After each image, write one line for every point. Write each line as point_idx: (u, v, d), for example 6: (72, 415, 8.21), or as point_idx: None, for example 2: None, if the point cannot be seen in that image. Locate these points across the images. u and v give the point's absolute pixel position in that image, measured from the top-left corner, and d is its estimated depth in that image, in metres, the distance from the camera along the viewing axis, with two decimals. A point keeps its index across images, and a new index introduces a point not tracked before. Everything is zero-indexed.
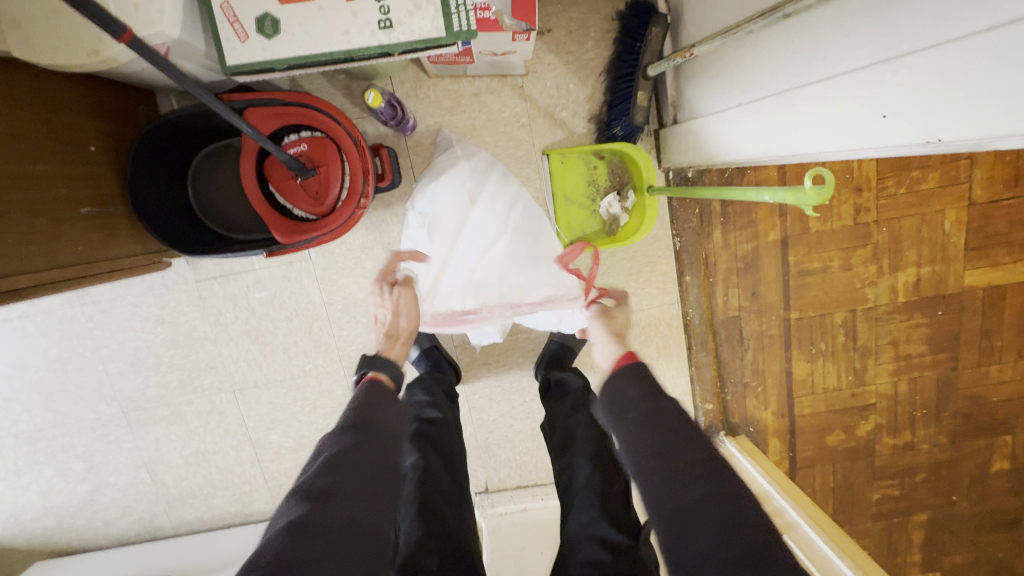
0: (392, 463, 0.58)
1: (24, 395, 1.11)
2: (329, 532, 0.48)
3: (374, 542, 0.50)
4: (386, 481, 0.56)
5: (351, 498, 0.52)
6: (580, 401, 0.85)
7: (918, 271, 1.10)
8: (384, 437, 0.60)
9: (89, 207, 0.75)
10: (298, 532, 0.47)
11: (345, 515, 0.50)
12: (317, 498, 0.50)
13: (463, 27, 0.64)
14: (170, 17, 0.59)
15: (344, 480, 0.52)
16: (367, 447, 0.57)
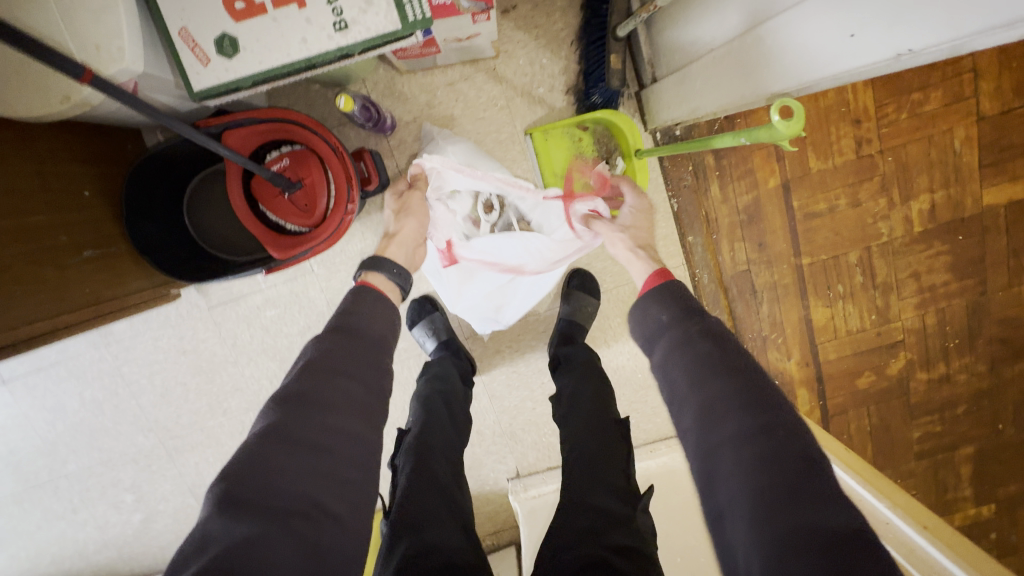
0: (371, 373, 0.62)
1: (68, 437, 1.16)
2: (310, 441, 0.53)
3: (352, 446, 0.56)
4: (369, 391, 0.60)
5: (327, 405, 0.56)
6: (587, 373, 0.86)
7: (932, 197, 1.05)
8: (366, 349, 0.63)
9: (90, 250, 0.77)
10: (278, 439, 0.52)
11: (326, 424, 0.55)
12: (297, 407, 0.54)
13: (418, 16, 0.63)
14: (132, 52, 0.60)
15: (319, 389, 0.56)
16: (347, 358, 0.61)
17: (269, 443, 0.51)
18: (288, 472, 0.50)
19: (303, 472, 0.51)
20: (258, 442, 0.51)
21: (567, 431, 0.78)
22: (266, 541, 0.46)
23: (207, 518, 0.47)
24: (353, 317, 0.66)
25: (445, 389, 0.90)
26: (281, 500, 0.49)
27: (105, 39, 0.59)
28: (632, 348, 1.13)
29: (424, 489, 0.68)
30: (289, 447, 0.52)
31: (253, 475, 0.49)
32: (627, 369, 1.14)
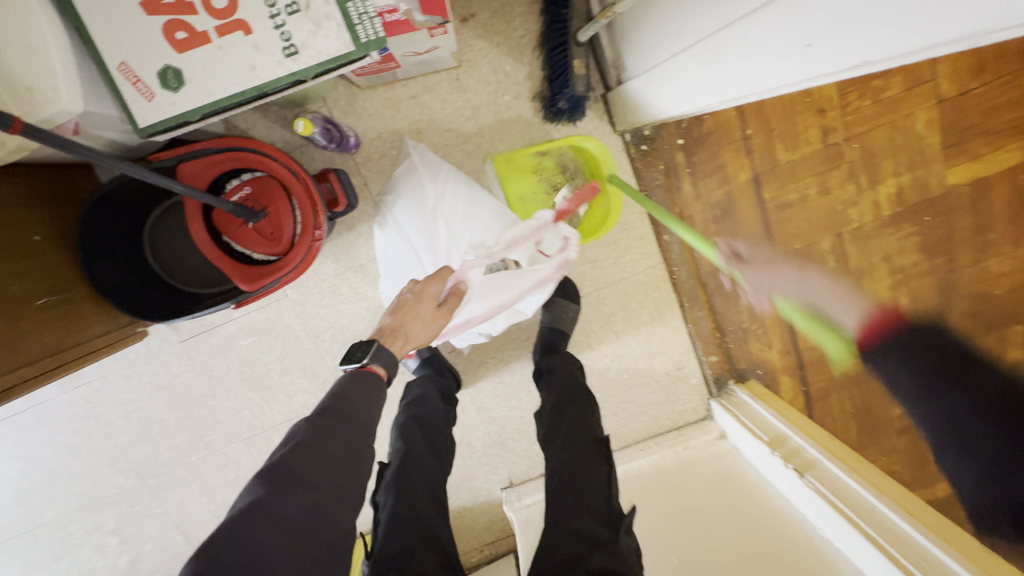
0: (358, 455, 0.61)
1: (44, 484, 1.12)
2: (288, 519, 0.51)
3: (331, 530, 0.54)
4: (352, 475, 0.59)
5: (310, 487, 0.54)
6: (564, 397, 0.85)
7: (898, 180, 1.07)
8: (354, 432, 0.62)
9: (47, 297, 0.74)
10: (259, 513, 0.50)
11: (307, 504, 0.53)
12: (279, 483, 0.53)
13: (370, 36, 0.61)
14: (68, 92, 0.57)
15: (307, 468, 0.55)
16: (334, 440, 0.60)
17: (251, 518, 0.50)
18: (265, 554, 0.48)
19: (278, 557, 0.48)
20: (240, 515, 0.50)
21: (551, 454, 0.79)
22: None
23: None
24: (342, 399, 0.65)
25: (423, 413, 0.89)
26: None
27: (38, 81, 0.56)
28: (616, 349, 1.13)
29: (404, 527, 0.69)
30: (268, 525, 0.50)
31: (229, 553, 0.47)
32: (613, 370, 1.14)
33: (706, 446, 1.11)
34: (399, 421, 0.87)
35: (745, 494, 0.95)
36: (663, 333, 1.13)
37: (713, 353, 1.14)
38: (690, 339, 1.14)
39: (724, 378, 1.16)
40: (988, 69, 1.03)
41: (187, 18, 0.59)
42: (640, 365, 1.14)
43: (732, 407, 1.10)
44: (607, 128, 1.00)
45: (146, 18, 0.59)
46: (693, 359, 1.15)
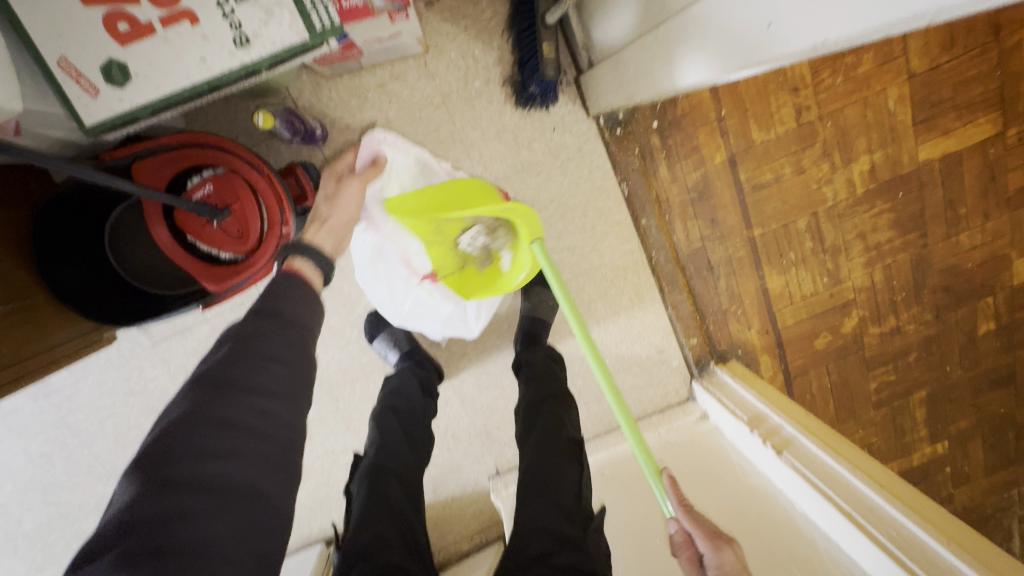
0: (298, 352, 0.60)
1: (20, 495, 1.10)
2: (235, 422, 0.50)
3: (283, 431, 0.54)
4: (295, 372, 0.58)
5: (253, 387, 0.53)
6: (537, 398, 0.85)
7: (871, 157, 1.07)
8: (290, 332, 0.60)
9: (2, 306, 0.71)
10: (203, 416, 0.49)
11: (253, 406, 0.52)
12: (219, 389, 0.51)
13: (326, 24, 0.59)
14: (6, 89, 0.54)
15: (248, 370, 0.54)
16: (273, 340, 0.58)
17: (194, 422, 0.48)
18: (216, 459, 0.48)
19: (232, 457, 0.48)
20: (180, 422, 0.48)
21: (523, 451, 0.79)
22: (198, 519, 0.44)
23: (133, 496, 0.44)
24: (274, 298, 0.63)
25: (401, 404, 0.90)
26: (210, 480, 0.46)
27: None
28: (597, 335, 1.13)
29: (376, 516, 0.70)
30: (217, 427, 0.49)
31: (178, 457, 0.46)
32: (595, 356, 1.14)
33: (689, 427, 1.12)
34: (375, 413, 0.88)
35: (725, 472, 0.97)
36: (643, 317, 1.13)
37: (693, 336, 1.15)
38: (670, 322, 1.15)
39: (704, 360, 1.17)
40: (959, 43, 1.03)
41: (129, 9, 0.56)
42: (622, 350, 1.15)
43: (713, 389, 1.11)
44: (580, 113, 0.99)
45: (84, 10, 0.56)
46: (673, 342, 1.16)
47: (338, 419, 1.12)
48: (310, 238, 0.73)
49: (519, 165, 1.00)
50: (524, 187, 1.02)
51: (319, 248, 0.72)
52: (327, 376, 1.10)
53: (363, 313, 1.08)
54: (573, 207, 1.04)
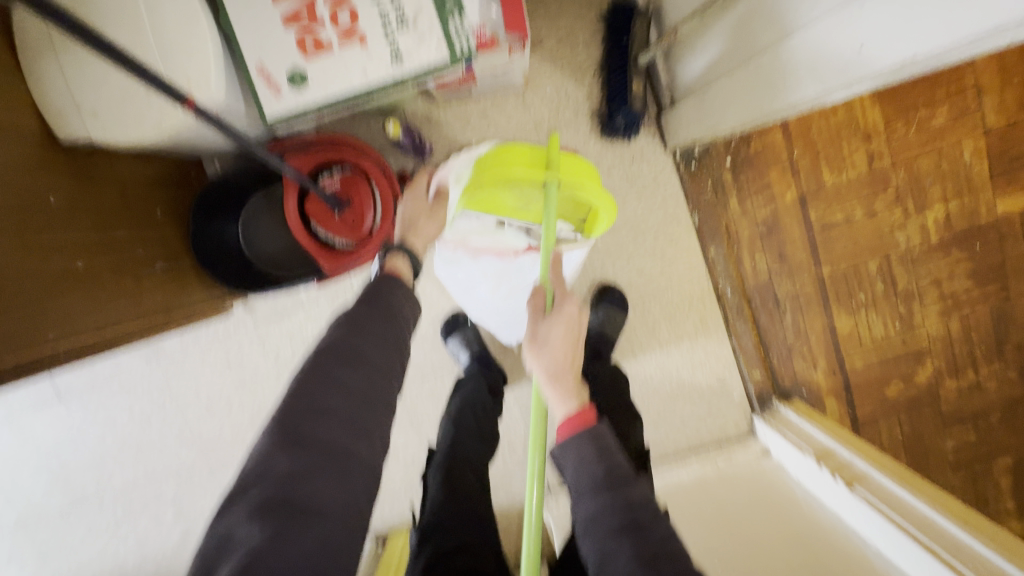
0: (391, 335, 0.65)
1: (116, 451, 1.21)
2: (346, 389, 0.56)
3: (379, 401, 0.59)
4: (389, 351, 0.63)
5: (360, 362, 0.59)
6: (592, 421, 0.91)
7: (946, 206, 1.09)
8: (385, 319, 0.66)
9: (161, 263, 0.84)
10: (316, 383, 0.55)
11: (355, 377, 0.57)
12: (332, 361, 0.57)
13: (464, 49, 0.72)
14: (217, 83, 0.69)
15: (355, 348, 0.59)
16: (373, 326, 0.63)
17: (316, 387, 0.54)
18: (325, 421, 0.53)
19: (342, 423, 0.54)
20: (301, 387, 0.54)
21: None
22: (322, 475, 0.50)
23: (270, 450, 0.50)
24: (372, 293, 0.69)
25: (473, 403, 0.95)
26: (323, 444, 0.52)
27: (196, 74, 0.68)
28: (659, 358, 1.16)
29: (452, 502, 0.75)
30: (329, 390, 0.55)
31: (298, 418, 0.52)
32: (655, 379, 1.16)
33: (749, 461, 1.11)
34: (448, 408, 0.95)
35: (791, 507, 0.96)
36: (706, 345, 1.15)
37: (756, 368, 1.15)
38: (734, 352, 1.16)
39: (767, 395, 1.16)
40: None
41: (316, 30, 0.71)
42: (683, 376, 1.16)
43: (776, 423, 1.10)
44: (658, 145, 1.08)
45: (283, 29, 0.71)
46: (736, 373, 1.16)
47: (404, 413, 1.19)
48: (408, 244, 0.83)
49: None
50: None
51: (412, 249, 0.82)
52: None
53: (440, 314, 1.16)
54: (645, 231, 1.11)
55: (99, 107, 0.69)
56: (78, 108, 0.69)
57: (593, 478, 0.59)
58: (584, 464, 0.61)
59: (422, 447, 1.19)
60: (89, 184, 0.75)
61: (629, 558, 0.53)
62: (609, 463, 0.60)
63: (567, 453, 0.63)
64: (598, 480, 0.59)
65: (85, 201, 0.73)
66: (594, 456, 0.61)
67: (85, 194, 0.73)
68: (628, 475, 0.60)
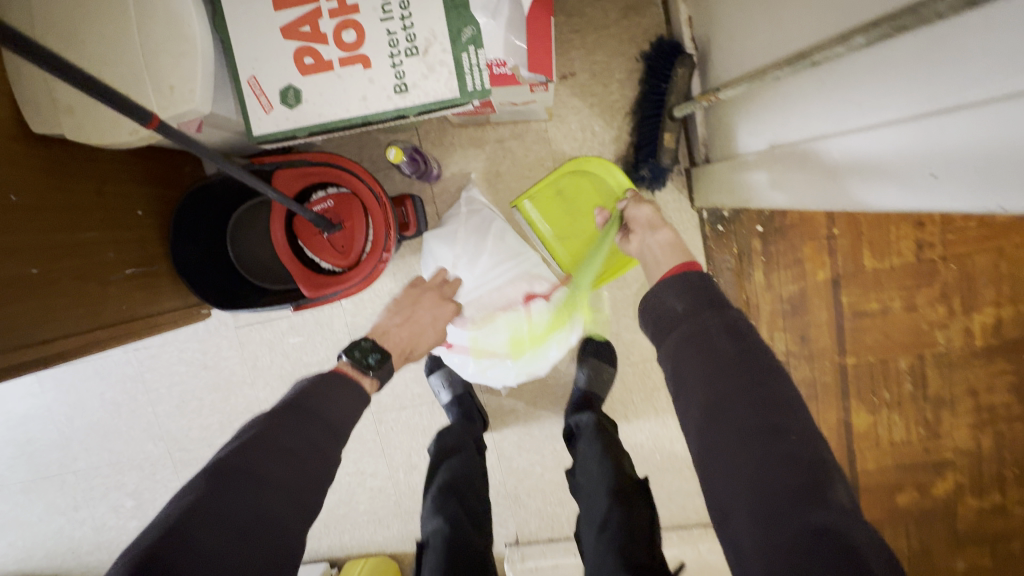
0: (317, 455, 0.56)
1: (83, 434, 1.18)
2: (232, 523, 0.48)
3: (278, 534, 0.50)
4: (307, 472, 0.55)
5: (260, 487, 0.51)
6: (591, 430, 0.88)
7: (997, 311, 0.98)
8: (316, 433, 0.58)
9: (133, 267, 0.80)
10: (198, 519, 0.47)
11: (249, 507, 0.50)
12: (224, 482, 0.50)
13: (477, 87, 0.64)
14: (202, 94, 0.63)
15: (260, 466, 0.52)
16: (295, 436, 0.56)
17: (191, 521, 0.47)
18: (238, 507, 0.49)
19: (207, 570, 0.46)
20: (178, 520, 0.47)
21: (581, 495, 0.81)
22: None
23: None
24: (309, 394, 0.60)
25: (456, 472, 0.89)
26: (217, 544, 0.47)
27: (179, 82, 0.62)
28: (653, 426, 1.08)
29: None
30: (208, 531, 0.47)
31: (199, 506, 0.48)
32: (645, 448, 1.08)
33: None
34: (431, 484, 0.88)
35: None
36: None
37: None
38: None
39: None
40: None
41: (318, 47, 0.64)
42: (676, 450, 1.08)
43: None
44: (684, 202, 0.99)
45: (282, 41, 0.64)
46: None
47: (377, 442, 1.13)
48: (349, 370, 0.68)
49: None
50: None
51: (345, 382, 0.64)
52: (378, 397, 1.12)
53: None
54: None
55: (74, 103, 0.64)
56: (53, 101, 0.64)
57: (691, 333, 0.56)
58: (671, 304, 0.60)
59: (390, 478, 1.14)
60: (63, 180, 0.70)
61: (729, 435, 0.50)
62: (693, 306, 0.58)
63: (668, 288, 0.61)
64: (706, 336, 0.54)
65: (56, 199, 0.68)
66: (694, 304, 0.58)
67: (56, 192, 0.69)
68: (750, 343, 0.53)
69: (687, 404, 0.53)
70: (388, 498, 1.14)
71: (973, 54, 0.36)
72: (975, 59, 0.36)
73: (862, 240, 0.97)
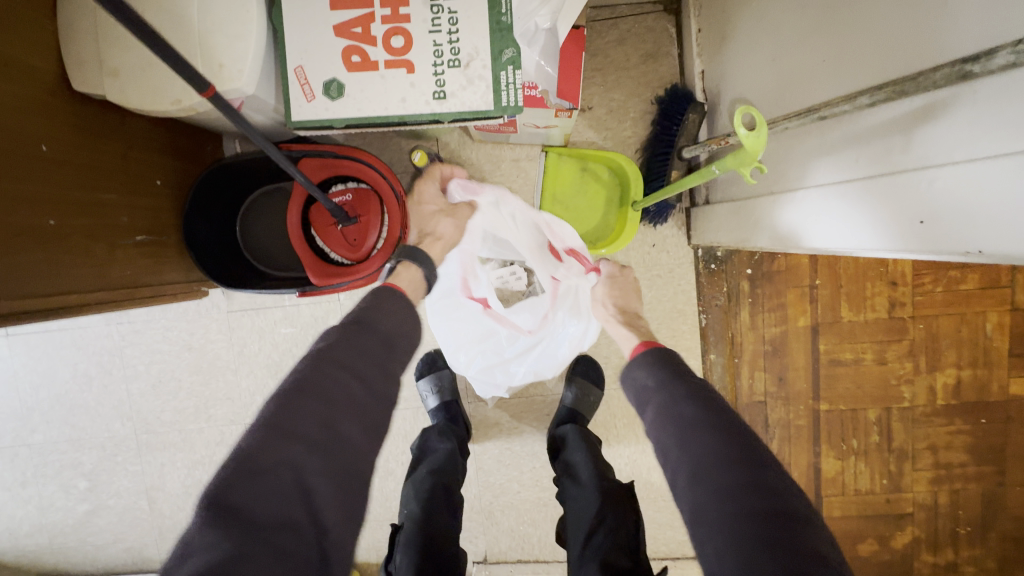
0: (378, 373, 0.62)
1: (46, 406, 1.13)
2: (309, 432, 0.53)
3: (346, 444, 0.55)
4: (369, 389, 0.59)
5: (328, 398, 0.55)
6: (581, 432, 0.97)
7: (958, 373, 1.05)
8: (371, 351, 0.62)
9: (143, 235, 0.79)
10: (280, 424, 0.52)
11: (324, 415, 0.54)
12: (295, 398, 0.54)
13: (511, 103, 0.69)
14: (249, 75, 0.66)
15: (328, 378, 0.57)
16: (355, 354, 0.60)
17: (271, 428, 0.51)
18: (342, 377, 0.58)
19: (291, 467, 0.50)
20: (260, 430, 0.51)
21: (569, 493, 0.88)
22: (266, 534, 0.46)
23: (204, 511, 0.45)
24: (365, 316, 0.66)
25: (441, 465, 0.91)
26: (278, 509, 0.48)
27: (230, 61, 0.65)
28: (632, 453, 1.10)
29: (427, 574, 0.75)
30: (291, 436, 0.51)
31: (245, 471, 0.48)
32: (623, 475, 1.10)
33: None
34: (413, 473, 0.90)
35: None
36: None
37: None
38: None
39: None
40: None
41: (366, 47, 0.68)
42: (652, 479, 1.09)
43: None
44: (682, 238, 1.05)
45: (333, 38, 0.68)
46: None
47: None
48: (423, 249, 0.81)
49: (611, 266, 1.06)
50: None
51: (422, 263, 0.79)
52: None
53: (419, 350, 1.10)
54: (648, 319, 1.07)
55: (121, 67, 0.65)
56: (101, 63, 0.65)
57: (664, 400, 0.62)
58: (644, 379, 0.67)
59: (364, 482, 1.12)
60: (92, 141, 0.71)
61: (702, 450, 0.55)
62: (662, 378, 0.65)
63: (635, 370, 0.69)
64: (676, 402, 0.60)
65: (81, 155, 0.69)
66: (663, 377, 0.64)
67: (82, 149, 0.69)
68: (708, 396, 0.60)
69: (668, 448, 0.58)
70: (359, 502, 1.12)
71: (962, 120, 0.42)
72: (965, 124, 0.42)
73: (841, 293, 1.04)
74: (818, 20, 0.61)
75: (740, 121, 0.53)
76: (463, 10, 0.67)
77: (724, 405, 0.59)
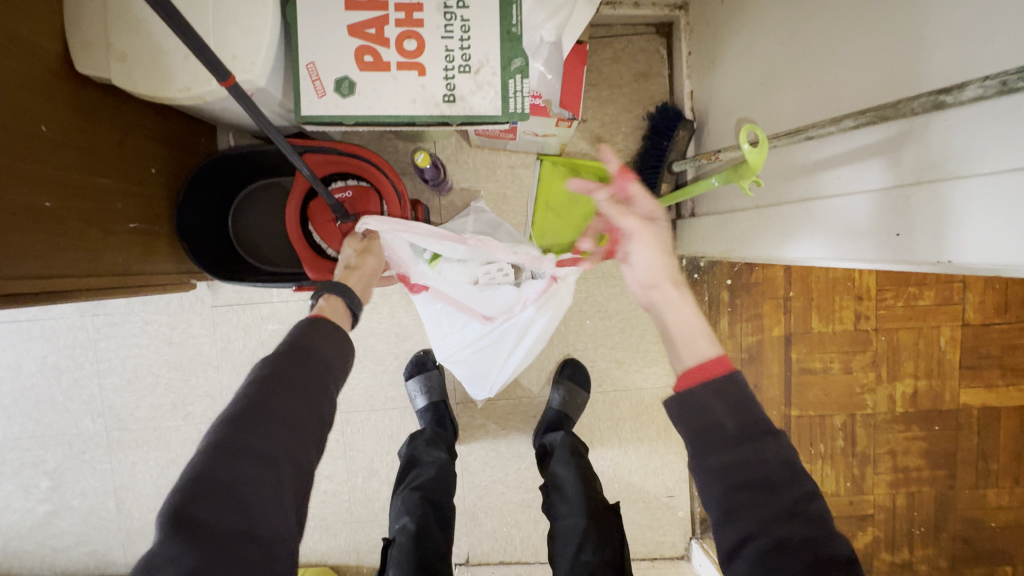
0: (325, 392, 0.55)
1: (10, 400, 1.08)
2: (259, 455, 0.48)
3: (296, 470, 0.50)
4: (318, 409, 0.54)
5: (277, 420, 0.50)
6: (572, 447, 0.96)
7: (915, 382, 1.13)
8: (319, 370, 0.56)
9: (136, 223, 0.78)
10: (221, 453, 0.47)
11: (274, 438, 0.49)
12: (240, 421, 0.49)
13: (518, 109, 0.72)
14: (261, 68, 0.67)
15: (276, 399, 0.51)
16: (299, 375, 0.54)
17: (218, 455, 0.46)
18: (291, 398, 0.52)
19: (234, 496, 0.45)
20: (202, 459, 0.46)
21: (557, 509, 0.89)
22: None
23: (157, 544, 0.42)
24: (309, 331, 0.59)
25: (431, 483, 0.91)
26: (235, 523, 0.44)
27: (243, 53, 0.66)
28: (614, 455, 1.13)
29: None
30: (232, 464, 0.46)
31: (197, 490, 0.44)
32: (605, 476, 1.12)
33: None
34: (403, 486, 0.90)
35: None
36: (664, 455, 1.12)
37: None
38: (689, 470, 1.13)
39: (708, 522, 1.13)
40: (1013, 311, 1.12)
41: (378, 48, 0.70)
42: (633, 481, 1.13)
43: (713, 553, 1.07)
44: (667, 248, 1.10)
45: (346, 37, 0.70)
46: (685, 490, 1.13)
47: (340, 442, 1.10)
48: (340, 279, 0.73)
49: (600, 273, 1.10)
50: (598, 292, 1.10)
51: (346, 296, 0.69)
52: (349, 396, 1.10)
53: (408, 350, 1.11)
54: (633, 325, 1.11)
55: (128, 52, 0.65)
56: (108, 47, 0.65)
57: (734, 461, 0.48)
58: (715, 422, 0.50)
59: (347, 483, 1.11)
60: (91, 124, 0.70)
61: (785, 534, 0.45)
62: (743, 429, 0.49)
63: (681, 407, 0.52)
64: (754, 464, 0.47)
65: (80, 138, 0.68)
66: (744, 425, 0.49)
67: (81, 132, 0.68)
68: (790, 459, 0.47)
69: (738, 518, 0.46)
70: (341, 503, 1.11)
71: (937, 142, 0.47)
72: (940, 147, 0.47)
73: (811, 305, 1.11)
74: (804, 50, 0.66)
75: (746, 139, 0.56)
76: (475, 19, 0.70)
77: (805, 473, 0.47)
